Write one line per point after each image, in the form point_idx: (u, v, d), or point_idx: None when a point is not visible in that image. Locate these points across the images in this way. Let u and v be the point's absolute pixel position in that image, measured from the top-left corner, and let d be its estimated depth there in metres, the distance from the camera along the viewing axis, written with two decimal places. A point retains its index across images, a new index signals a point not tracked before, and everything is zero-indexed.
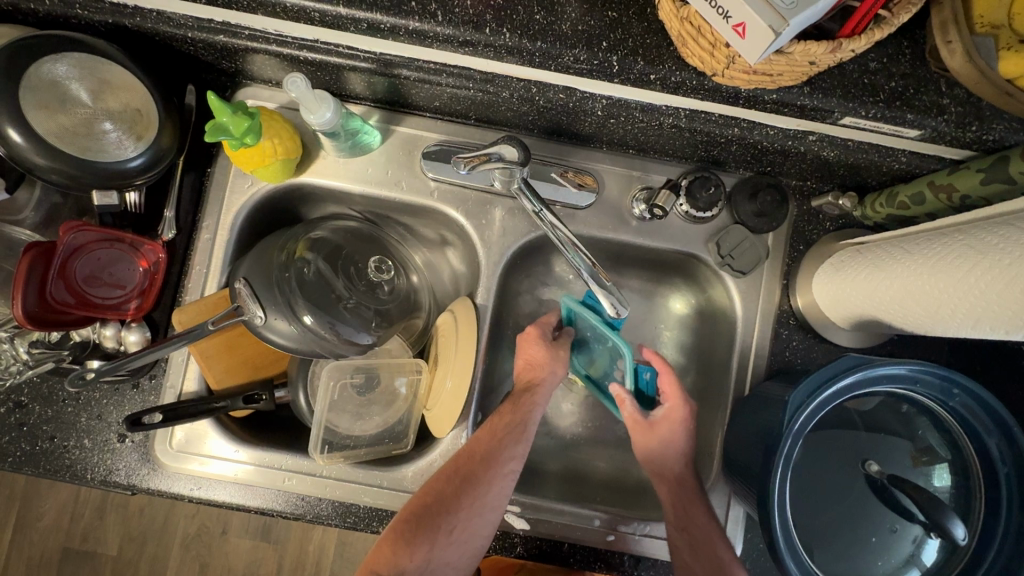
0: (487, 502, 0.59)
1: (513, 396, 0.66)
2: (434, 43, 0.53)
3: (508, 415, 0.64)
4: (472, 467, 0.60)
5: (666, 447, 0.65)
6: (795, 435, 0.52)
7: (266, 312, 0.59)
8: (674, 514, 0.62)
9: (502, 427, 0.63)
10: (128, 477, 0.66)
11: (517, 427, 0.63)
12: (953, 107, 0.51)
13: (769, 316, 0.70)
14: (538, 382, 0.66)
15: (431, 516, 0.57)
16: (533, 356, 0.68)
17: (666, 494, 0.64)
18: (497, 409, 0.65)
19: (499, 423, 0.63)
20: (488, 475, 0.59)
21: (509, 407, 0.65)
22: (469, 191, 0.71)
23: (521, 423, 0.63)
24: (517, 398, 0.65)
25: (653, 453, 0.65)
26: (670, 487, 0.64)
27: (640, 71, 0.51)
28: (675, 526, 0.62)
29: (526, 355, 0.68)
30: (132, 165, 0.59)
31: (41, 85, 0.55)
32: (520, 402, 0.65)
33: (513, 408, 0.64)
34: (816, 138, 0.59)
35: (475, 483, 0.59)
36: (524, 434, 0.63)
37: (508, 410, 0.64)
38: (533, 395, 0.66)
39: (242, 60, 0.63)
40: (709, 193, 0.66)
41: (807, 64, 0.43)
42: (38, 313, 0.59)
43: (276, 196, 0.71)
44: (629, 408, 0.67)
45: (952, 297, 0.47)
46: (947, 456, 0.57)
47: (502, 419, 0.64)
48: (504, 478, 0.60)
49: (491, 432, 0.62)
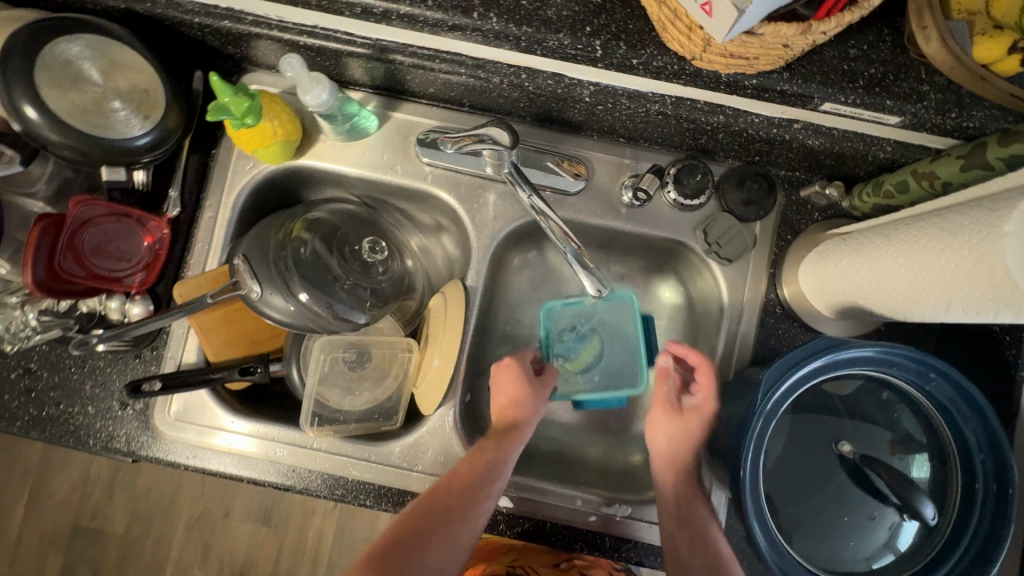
0: (458, 541, 0.62)
1: (495, 434, 0.67)
2: (424, 27, 0.55)
3: (488, 455, 0.64)
4: (448, 508, 0.61)
5: (683, 438, 0.67)
6: (769, 414, 0.52)
7: (262, 287, 0.62)
8: (669, 507, 0.65)
9: (481, 465, 0.64)
10: (128, 443, 0.69)
11: (494, 469, 0.64)
12: (933, 93, 0.51)
13: (756, 304, 0.70)
14: (524, 422, 0.68)
15: (401, 556, 0.60)
16: (512, 394, 0.69)
17: (669, 485, 0.66)
18: (478, 444, 0.66)
19: (479, 463, 0.64)
20: (462, 514, 0.62)
21: (491, 443, 0.66)
22: (462, 175, 0.73)
23: (502, 461, 0.65)
24: (500, 437, 0.67)
25: (674, 441, 0.67)
26: (675, 479, 0.66)
27: (623, 56, 0.53)
28: (667, 516, 0.64)
29: (515, 396, 0.68)
30: (140, 143, 0.62)
31: (54, 63, 0.58)
32: (504, 441, 0.66)
33: (496, 445, 0.66)
34: (800, 126, 0.59)
35: (447, 523, 0.62)
36: (504, 471, 0.65)
37: (492, 445, 0.66)
38: (518, 434, 0.67)
39: (246, 46, 0.65)
40: (697, 181, 0.67)
41: (780, 46, 0.44)
42: (48, 281, 0.62)
43: (277, 177, 0.73)
44: (667, 385, 0.68)
45: (928, 281, 0.48)
46: (924, 442, 0.57)
47: (483, 456, 0.65)
48: (477, 516, 0.63)
49: (468, 468, 0.63)
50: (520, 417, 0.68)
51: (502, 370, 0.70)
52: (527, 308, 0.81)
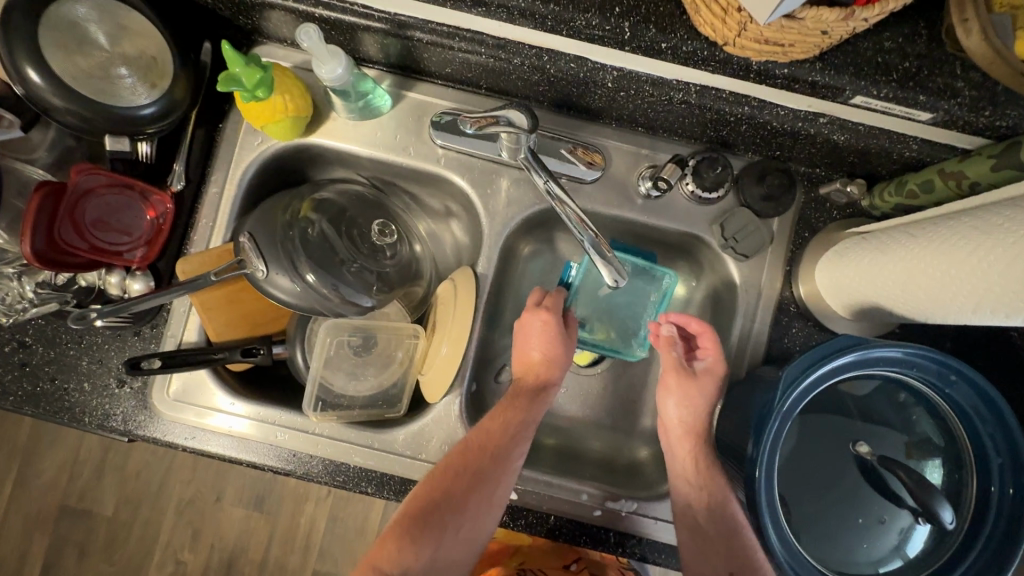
0: (494, 498, 0.62)
1: (524, 393, 0.67)
2: (447, 1, 0.53)
3: (518, 413, 0.65)
4: (482, 463, 0.61)
5: (699, 400, 0.65)
6: (783, 416, 0.51)
7: (269, 266, 0.60)
8: (690, 487, 0.63)
9: (512, 424, 0.64)
10: (125, 422, 0.67)
11: (524, 427, 0.65)
12: (967, 90, 0.50)
13: (770, 301, 0.69)
14: (554, 381, 0.68)
15: (439, 511, 0.60)
16: (546, 347, 0.66)
17: (684, 465, 0.64)
18: (505, 401, 0.66)
19: (509, 419, 0.64)
20: (497, 472, 0.62)
21: (521, 399, 0.66)
22: (476, 159, 0.71)
23: (531, 420, 0.65)
24: (531, 397, 0.66)
25: (688, 405, 0.66)
26: (691, 458, 0.65)
27: (651, 39, 0.51)
28: (686, 497, 0.63)
29: (546, 351, 0.67)
30: (145, 113, 0.60)
31: (60, 23, 0.55)
32: (535, 400, 0.66)
33: (527, 405, 0.66)
34: (827, 121, 0.58)
35: (484, 479, 0.61)
36: (531, 430, 0.65)
37: (522, 404, 0.66)
38: (547, 394, 0.67)
39: (258, 16, 0.63)
40: (716, 173, 0.65)
41: (819, 33, 0.43)
42: (46, 252, 0.59)
43: (285, 155, 0.71)
44: (674, 352, 0.67)
45: (955, 280, 0.47)
46: (941, 445, 0.56)
47: (515, 413, 0.64)
48: (510, 474, 0.63)
49: (500, 424, 0.63)
50: (550, 376, 0.67)
51: (528, 314, 0.67)
52: (536, 299, 0.79)
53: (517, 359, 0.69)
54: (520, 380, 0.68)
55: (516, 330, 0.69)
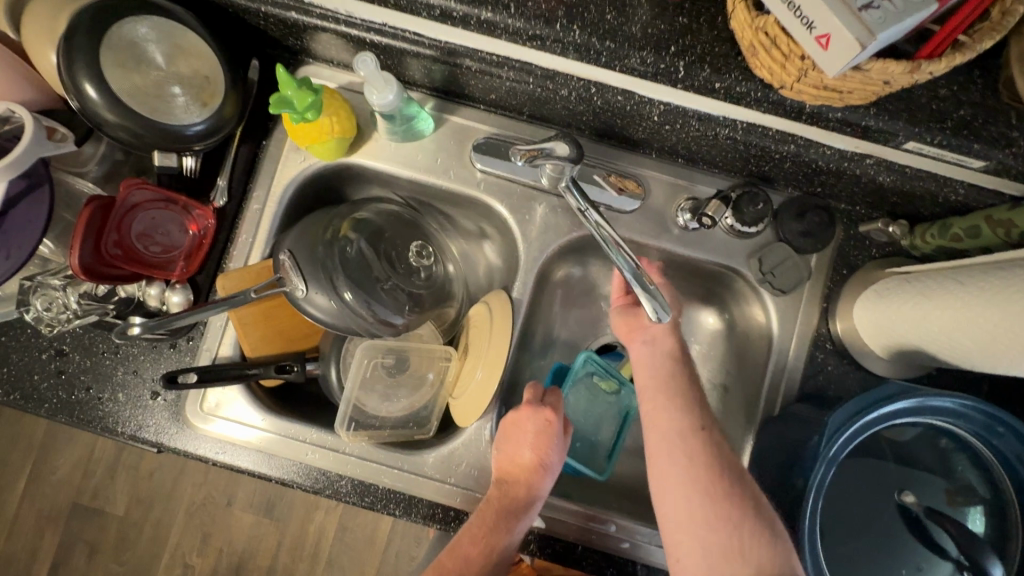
0: None
1: (511, 508, 0.60)
2: (503, 34, 0.53)
3: (501, 536, 0.59)
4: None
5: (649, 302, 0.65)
6: (831, 461, 0.50)
7: (308, 285, 0.60)
8: (718, 498, 0.53)
9: (489, 545, 0.58)
10: (156, 434, 0.68)
11: (506, 547, 0.59)
12: (1022, 140, 0.50)
13: (805, 338, 0.69)
14: (541, 491, 0.61)
15: None
16: (538, 452, 0.61)
17: (697, 464, 0.54)
18: (487, 519, 0.59)
19: (485, 539, 0.58)
20: None
21: (501, 514, 0.59)
22: (514, 185, 0.71)
23: (511, 538, 0.59)
24: (513, 512, 0.60)
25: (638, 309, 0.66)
26: (701, 470, 0.54)
27: (705, 79, 0.51)
28: (713, 518, 0.52)
29: (540, 454, 0.61)
30: (194, 130, 0.60)
31: (120, 43, 0.56)
32: (518, 517, 0.60)
33: (507, 525, 0.59)
34: (873, 162, 0.58)
35: None
36: (510, 547, 0.59)
37: (502, 522, 0.59)
38: (532, 507, 0.61)
39: (309, 38, 0.64)
40: (757, 209, 0.65)
41: (881, 83, 0.43)
42: (92, 264, 0.60)
43: (325, 173, 0.72)
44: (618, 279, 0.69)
45: (1010, 333, 0.46)
46: (986, 496, 0.55)
47: (492, 535, 0.58)
48: None
49: (475, 545, 0.58)
50: (536, 487, 0.61)
51: (524, 416, 0.62)
52: (566, 323, 0.79)
53: (504, 457, 0.62)
54: (501, 487, 0.61)
55: (505, 425, 0.63)
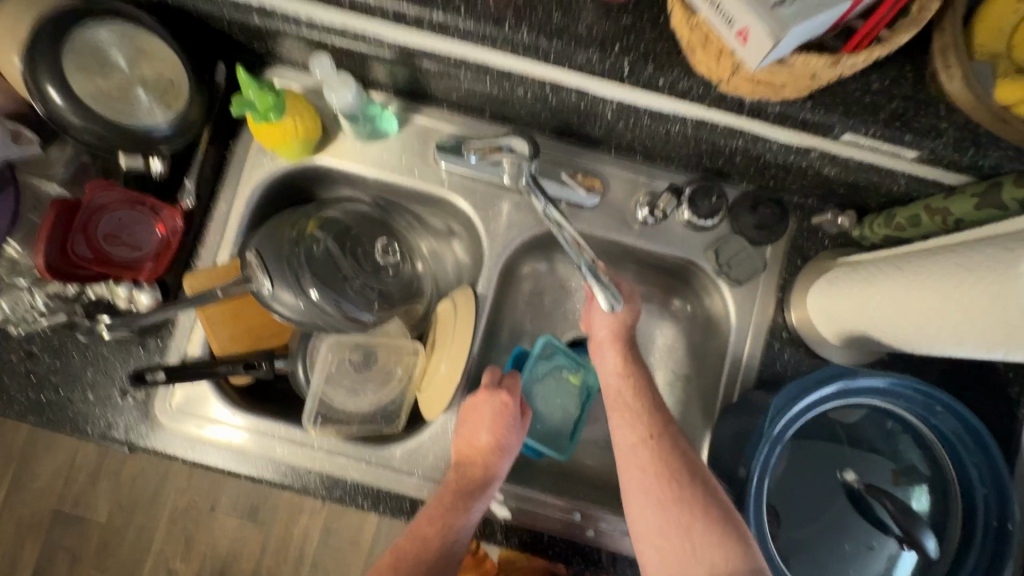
0: None
1: (468, 489, 0.62)
2: (455, 35, 0.55)
3: (459, 516, 0.60)
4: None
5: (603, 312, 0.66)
6: (774, 441, 0.53)
7: (274, 284, 0.61)
8: (677, 504, 0.55)
9: (446, 526, 0.59)
10: (126, 432, 0.68)
11: (463, 529, 0.60)
12: (951, 131, 0.52)
13: (763, 327, 0.71)
14: (498, 471, 0.64)
15: None
16: (495, 435, 0.64)
17: (656, 473, 0.57)
18: (444, 501, 0.61)
19: (441, 519, 0.60)
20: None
21: (458, 495, 0.61)
22: (478, 182, 0.73)
23: (468, 519, 0.61)
24: (470, 492, 0.62)
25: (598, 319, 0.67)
26: (662, 475, 0.57)
27: (649, 76, 0.53)
28: (676, 524, 0.54)
29: (496, 437, 0.64)
30: (160, 132, 0.62)
31: (84, 49, 0.58)
32: (476, 496, 0.62)
33: (466, 504, 0.61)
34: (818, 155, 0.60)
35: None
36: (468, 529, 0.61)
37: (461, 502, 0.61)
38: (490, 487, 0.63)
39: (272, 42, 0.66)
40: (712, 202, 0.68)
41: (809, 76, 0.45)
42: (60, 265, 0.62)
43: (293, 174, 0.73)
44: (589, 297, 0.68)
45: (941, 315, 0.48)
46: (928, 476, 0.57)
47: (451, 515, 0.60)
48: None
49: (432, 526, 0.59)
50: (494, 467, 0.63)
51: (482, 399, 0.65)
52: (534, 318, 0.81)
53: (461, 441, 0.65)
54: (460, 469, 0.63)
55: (465, 414, 0.66)
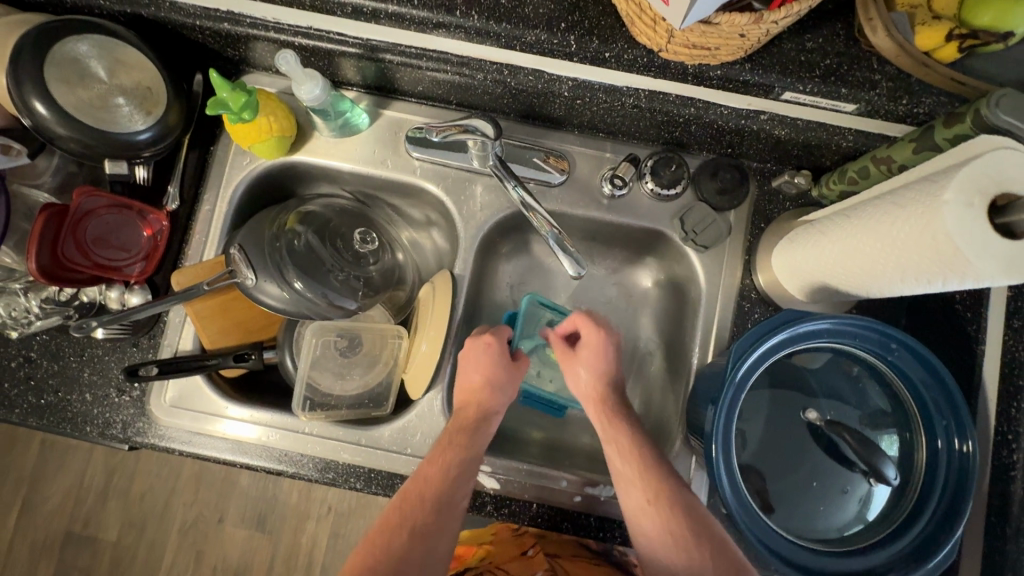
0: (439, 551, 0.58)
1: (464, 427, 0.64)
2: (412, 25, 0.60)
3: (459, 450, 0.62)
4: (420, 514, 0.58)
5: (582, 370, 0.68)
6: (738, 387, 0.56)
7: (258, 275, 0.65)
8: (690, 561, 0.54)
9: (450, 464, 0.61)
10: (124, 430, 0.71)
11: (465, 463, 0.62)
12: (884, 82, 0.55)
13: (732, 289, 0.73)
14: (495, 410, 0.67)
15: None
16: (489, 374, 0.67)
17: (664, 533, 0.56)
18: (444, 440, 0.63)
19: (444, 458, 0.61)
20: (439, 521, 0.58)
21: (458, 435, 0.63)
22: (449, 169, 0.76)
23: (471, 457, 0.62)
24: (471, 429, 0.64)
25: (580, 380, 0.68)
26: (670, 533, 0.56)
27: (596, 50, 0.57)
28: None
29: (487, 376, 0.67)
30: (141, 138, 0.65)
31: (64, 60, 0.61)
32: (476, 433, 0.64)
33: (468, 440, 0.63)
34: (767, 118, 0.62)
35: (426, 533, 0.57)
36: (472, 469, 0.62)
37: (462, 440, 0.63)
38: (489, 424, 0.65)
39: (244, 47, 0.69)
40: (672, 171, 0.70)
41: (737, 36, 0.48)
42: (51, 268, 0.64)
43: (272, 173, 0.76)
44: (556, 343, 0.71)
45: (884, 253, 0.51)
46: (891, 416, 0.60)
47: (454, 453, 0.62)
48: (455, 518, 0.60)
49: (436, 467, 0.61)
50: (491, 404, 0.66)
51: (470, 346, 0.68)
52: (514, 299, 0.83)
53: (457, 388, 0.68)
54: (460, 410, 0.66)
55: (462, 362, 0.69)
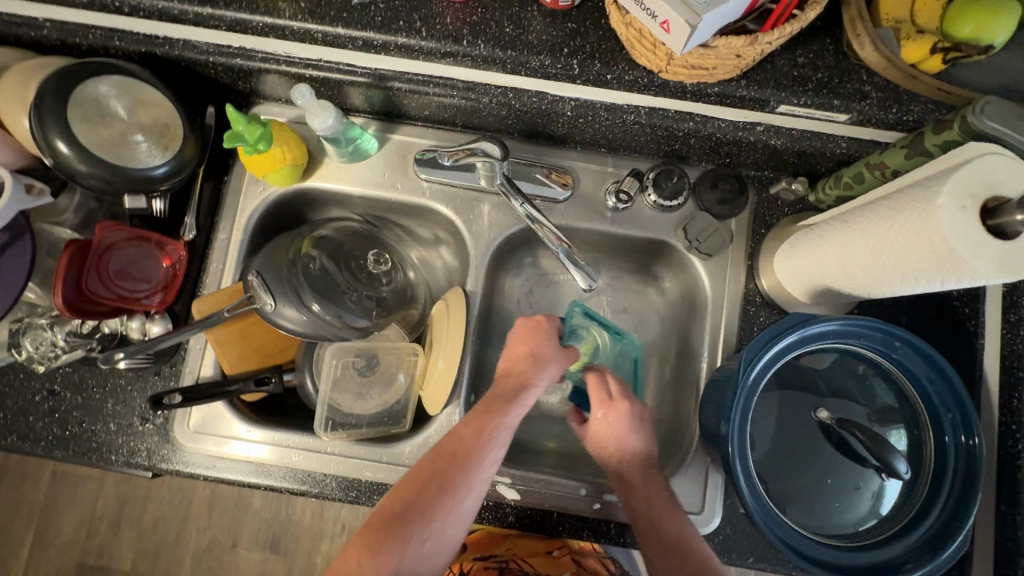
0: (463, 508, 0.59)
1: (504, 394, 0.64)
2: (420, 55, 0.62)
3: (497, 415, 0.62)
4: (451, 471, 0.59)
5: (606, 436, 0.67)
6: (749, 389, 0.58)
7: (277, 300, 0.66)
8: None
9: (486, 428, 0.61)
10: (149, 457, 0.72)
11: (499, 427, 0.61)
12: (874, 92, 0.58)
13: (736, 294, 0.75)
14: (534, 382, 0.65)
15: (405, 523, 0.56)
16: (535, 351, 0.68)
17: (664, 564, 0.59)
18: (481, 405, 0.63)
19: (484, 422, 0.61)
20: (467, 480, 0.59)
21: (499, 403, 0.63)
22: (457, 189, 0.78)
23: (507, 424, 0.62)
24: (510, 396, 0.64)
25: (602, 444, 0.68)
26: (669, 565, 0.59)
27: (598, 72, 0.60)
28: None
29: (531, 348, 0.68)
30: (158, 172, 0.67)
31: (85, 101, 0.63)
32: (514, 400, 0.63)
33: (505, 406, 0.62)
34: (763, 128, 0.64)
35: (454, 487, 0.58)
36: (506, 437, 0.62)
37: (499, 407, 0.62)
38: (528, 393, 0.64)
39: (255, 81, 0.71)
40: (673, 183, 0.73)
41: (734, 56, 0.50)
42: (76, 302, 0.67)
43: (285, 200, 0.79)
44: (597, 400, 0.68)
45: (884, 255, 0.53)
46: (899, 412, 0.62)
47: (490, 417, 0.61)
48: (482, 482, 0.60)
49: (473, 430, 0.61)
50: (532, 376, 0.66)
51: (518, 328, 0.70)
52: (524, 313, 0.85)
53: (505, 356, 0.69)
54: (502, 377, 0.67)
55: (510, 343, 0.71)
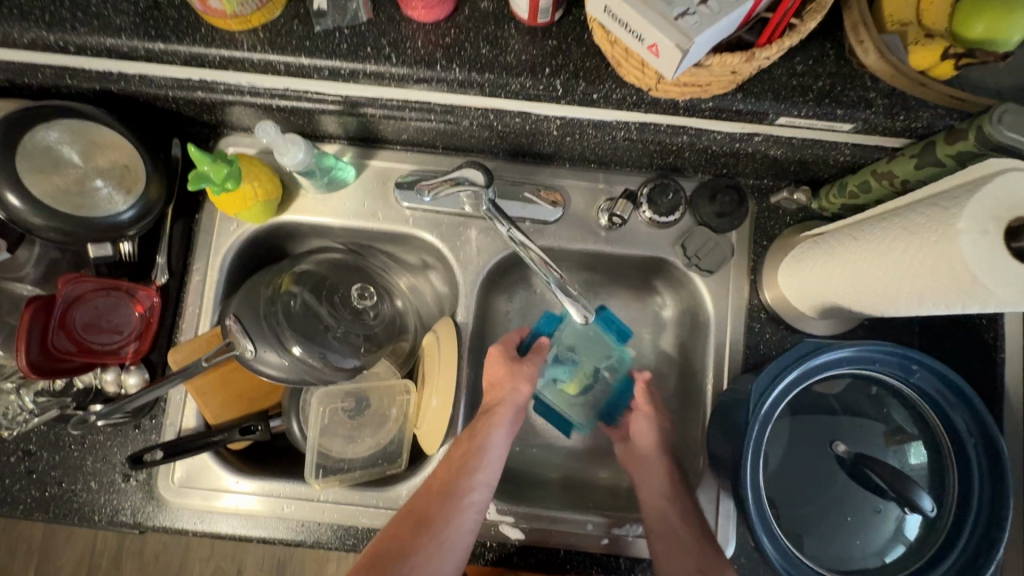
0: (451, 537, 0.60)
1: (474, 425, 0.68)
2: (391, 82, 0.58)
3: (464, 446, 0.66)
4: (432, 503, 0.61)
5: (650, 430, 0.71)
6: (762, 421, 0.54)
7: (256, 345, 0.62)
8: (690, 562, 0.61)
9: (456, 458, 0.65)
10: (134, 515, 0.69)
11: (474, 456, 0.64)
12: (879, 100, 0.54)
13: (740, 311, 0.72)
14: (496, 404, 0.68)
15: (389, 556, 0.57)
16: (495, 374, 0.71)
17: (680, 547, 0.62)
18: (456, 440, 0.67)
19: (454, 456, 0.65)
20: (447, 509, 0.61)
21: (467, 435, 0.67)
22: (441, 215, 0.75)
23: (476, 450, 0.65)
24: (477, 425, 0.67)
25: (647, 435, 0.70)
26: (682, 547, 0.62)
27: (583, 91, 0.56)
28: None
29: (489, 375, 0.71)
30: (124, 218, 0.63)
31: (36, 151, 0.60)
32: (482, 425, 0.67)
33: (472, 433, 0.67)
34: (761, 139, 0.60)
35: (434, 518, 0.60)
36: (479, 462, 0.64)
37: (466, 438, 0.67)
38: (493, 415, 0.68)
39: (220, 113, 0.67)
40: (669, 199, 0.69)
41: (729, 73, 0.46)
42: (43, 361, 0.63)
43: (260, 235, 0.75)
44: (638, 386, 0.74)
45: (897, 277, 0.49)
46: (917, 434, 0.59)
47: (458, 450, 0.66)
48: (465, 510, 0.61)
49: (449, 466, 0.64)
50: (495, 399, 0.69)
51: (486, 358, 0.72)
52: None
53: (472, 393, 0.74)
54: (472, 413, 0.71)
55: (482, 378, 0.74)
